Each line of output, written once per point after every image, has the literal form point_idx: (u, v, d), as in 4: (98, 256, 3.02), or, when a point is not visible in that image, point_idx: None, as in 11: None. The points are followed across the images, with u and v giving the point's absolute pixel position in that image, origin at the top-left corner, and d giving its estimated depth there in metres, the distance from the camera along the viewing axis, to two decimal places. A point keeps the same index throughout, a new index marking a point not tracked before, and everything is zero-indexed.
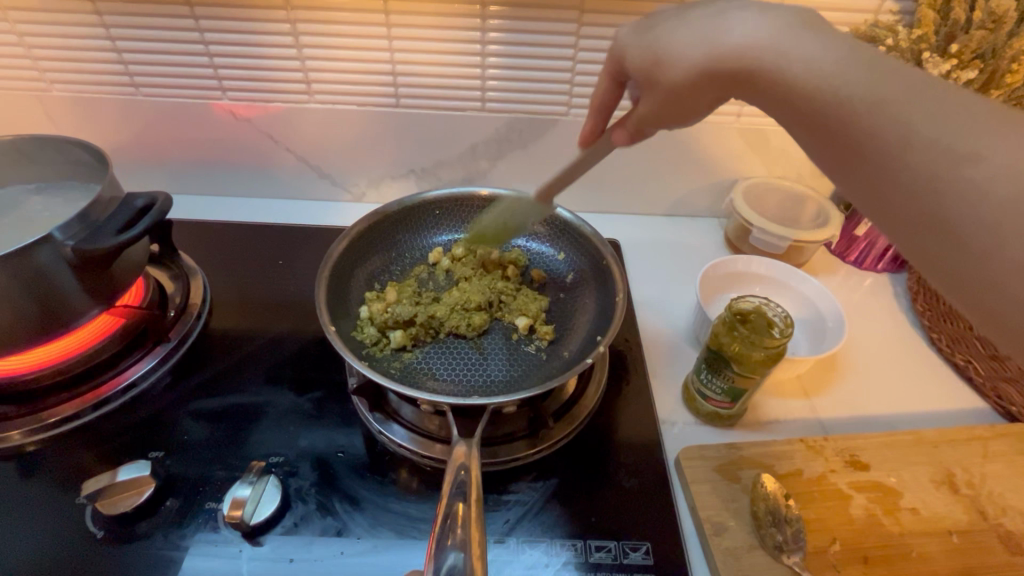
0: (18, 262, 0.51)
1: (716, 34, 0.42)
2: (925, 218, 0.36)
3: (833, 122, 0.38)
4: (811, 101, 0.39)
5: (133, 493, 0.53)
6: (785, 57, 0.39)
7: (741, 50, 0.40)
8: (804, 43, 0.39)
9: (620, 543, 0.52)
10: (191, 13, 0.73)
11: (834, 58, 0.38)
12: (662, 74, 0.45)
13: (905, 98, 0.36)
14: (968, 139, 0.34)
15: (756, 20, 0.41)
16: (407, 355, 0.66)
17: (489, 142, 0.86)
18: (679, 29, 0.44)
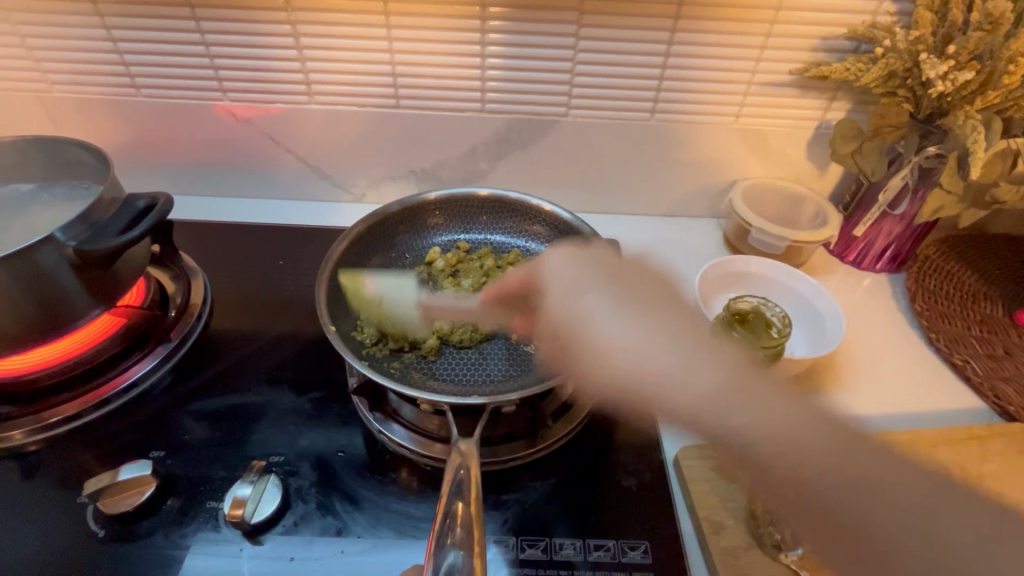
0: (20, 262, 0.51)
1: (617, 318, 0.56)
2: (828, 524, 0.36)
3: (752, 478, 0.41)
4: (740, 452, 0.41)
5: (134, 492, 0.53)
6: (697, 392, 0.46)
7: (655, 386, 0.50)
8: (672, 366, 0.49)
9: (618, 542, 0.53)
10: (192, 14, 0.73)
11: (716, 390, 0.45)
12: (574, 364, 0.61)
13: (760, 418, 0.41)
14: (806, 456, 0.38)
15: (699, 378, 0.47)
16: (407, 356, 0.67)
17: (489, 143, 0.86)
18: (594, 304, 0.59)
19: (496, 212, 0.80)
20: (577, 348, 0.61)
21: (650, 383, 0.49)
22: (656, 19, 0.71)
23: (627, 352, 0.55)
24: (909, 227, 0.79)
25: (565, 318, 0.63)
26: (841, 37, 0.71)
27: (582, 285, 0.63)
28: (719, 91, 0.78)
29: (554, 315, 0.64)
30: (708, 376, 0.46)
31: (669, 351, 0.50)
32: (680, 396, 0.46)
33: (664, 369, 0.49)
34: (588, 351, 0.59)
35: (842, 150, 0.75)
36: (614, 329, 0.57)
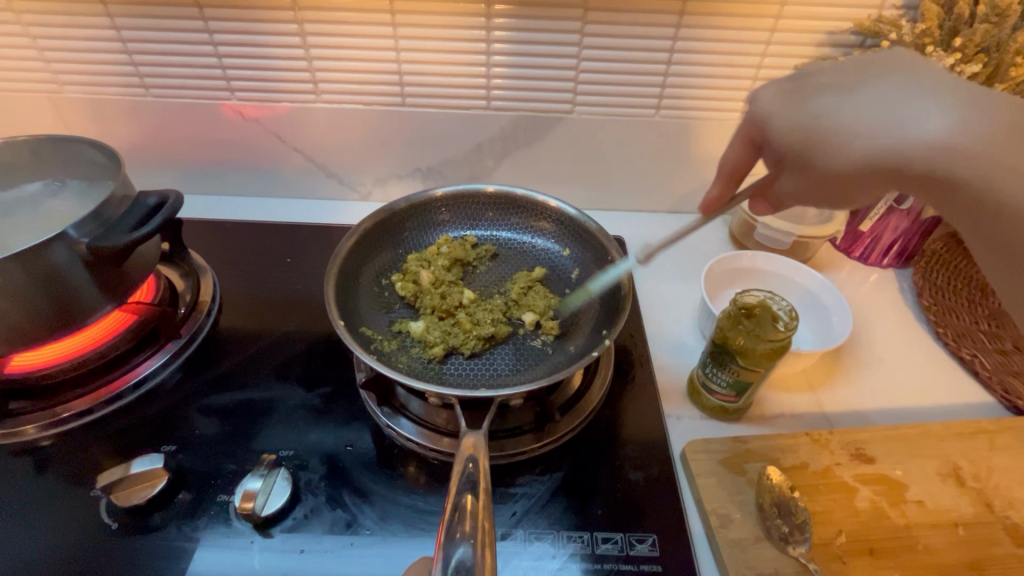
0: (33, 258, 0.52)
1: (905, 100, 0.38)
2: (1005, 268, 0.38)
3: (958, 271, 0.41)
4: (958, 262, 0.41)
5: (146, 485, 0.54)
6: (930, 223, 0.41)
7: (893, 140, 0.38)
8: (960, 125, 0.35)
9: (626, 535, 0.53)
10: (200, 15, 0.74)
11: (976, 143, 0.36)
12: (811, 163, 0.43)
13: (1002, 257, 0.39)
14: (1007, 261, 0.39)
15: (914, 198, 0.41)
16: (414, 351, 0.67)
17: (494, 141, 0.86)
18: (855, 106, 0.39)
19: (503, 208, 0.81)
20: (827, 141, 0.41)
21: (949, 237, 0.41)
22: (660, 15, 0.72)
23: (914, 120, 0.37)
24: (916, 222, 0.79)
25: (792, 122, 0.43)
26: (846, 32, 0.71)
27: (803, 94, 0.43)
28: (724, 87, 0.78)
29: (790, 121, 0.43)
30: (936, 190, 0.39)
31: (954, 118, 0.36)
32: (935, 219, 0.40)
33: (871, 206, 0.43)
34: (824, 143, 0.41)
35: None
36: (886, 114, 0.38)
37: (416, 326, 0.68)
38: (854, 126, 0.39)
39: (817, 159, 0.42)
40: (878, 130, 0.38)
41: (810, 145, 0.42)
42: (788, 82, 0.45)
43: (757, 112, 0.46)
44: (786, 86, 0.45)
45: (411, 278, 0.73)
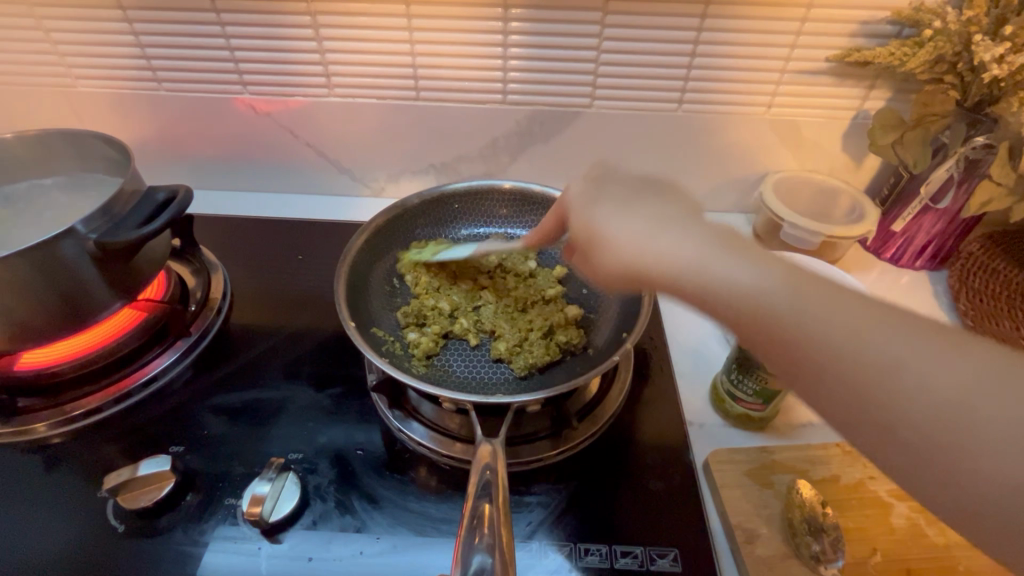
0: (43, 254, 0.51)
1: (659, 229, 0.41)
2: (861, 397, 0.32)
3: (769, 335, 0.35)
4: (771, 331, 0.35)
5: (156, 487, 0.53)
6: (746, 286, 0.35)
7: (692, 277, 0.38)
8: (729, 265, 0.37)
9: (646, 549, 0.50)
10: (212, 7, 0.72)
11: (783, 295, 0.34)
12: (597, 261, 0.46)
13: (872, 328, 0.32)
14: (809, 299, 0.34)
15: (887, 335, 0.32)
16: (440, 361, 0.65)
17: (510, 136, 0.84)
18: (626, 228, 0.43)
19: (518, 204, 0.78)
20: (617, 256, 0.44)
21: (798, 327, 0.33)
22: (686, 6, 0.69)
23: (706, 262, 0.37)
24: (954, 222, 0.75)
25: (586, 224, 0.47)
26: (883, 21, 0.67)
27: (598, 197, 0.47)
28: (751, 79, 0.75)
29: (582, 220, 0.48)
30: (959, 369, 0.30)
31: (763, 258, 0.37)
32: (741, 286, 0.36)
33: (864, 344, 0.32)
34: (613, 257, 0.44)
35: (881, 142, 0.72)
36: (656, 246, 0.41)
37: (449, 360, 0.65)
38: (682, 262, 0.39)
39: (601, 261, 0.46)
40: (645, 256, 0.41)
41: (595, 245, 0.46)
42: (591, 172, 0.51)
43: (569, 203, 0.52)
44: (601, 173, 0.50)
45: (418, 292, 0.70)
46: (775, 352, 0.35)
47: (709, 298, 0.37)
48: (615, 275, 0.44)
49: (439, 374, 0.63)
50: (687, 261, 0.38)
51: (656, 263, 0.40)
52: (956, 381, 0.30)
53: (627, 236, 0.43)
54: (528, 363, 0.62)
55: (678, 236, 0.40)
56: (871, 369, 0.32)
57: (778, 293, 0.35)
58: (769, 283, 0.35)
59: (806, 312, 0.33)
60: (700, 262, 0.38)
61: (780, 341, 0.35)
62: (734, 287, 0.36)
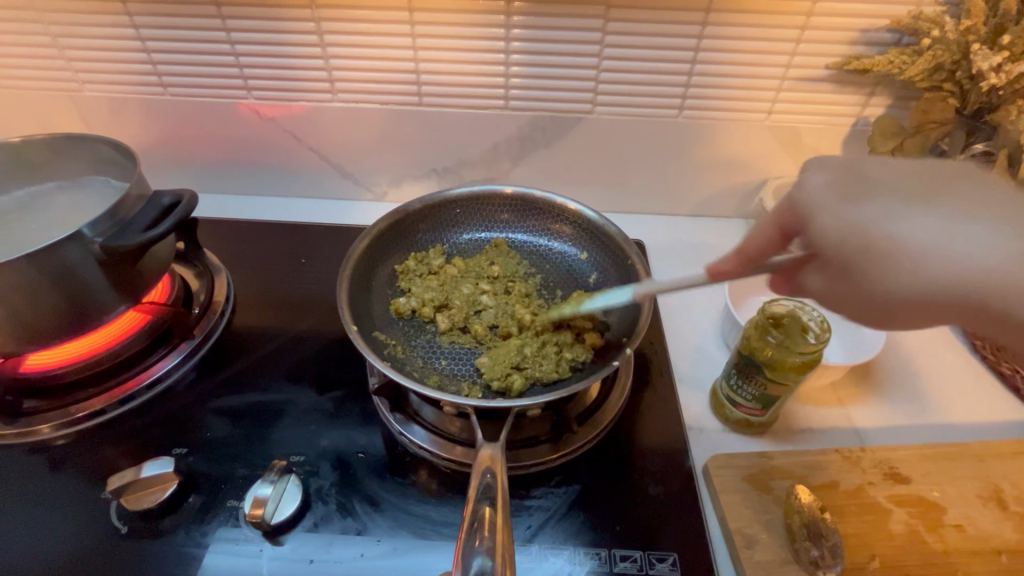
0: (48, 257, 0.52)
1: (954, 231, 0.39)
2: (998, 295, 0.38)
3: (888, 282, 0.42)
4: (893, 289, 0.42)
5: (158, 489, 0.53)
6: (921, 248, 0.39)
7: (949, 266, 0.39)
8: (921, 226, 0.40)
9: (646, 554, 0.51)
10: (219, 13, 0.73)
11: (957, 242, 0.39)
12: (864, 272, 0.42)
13: (969, 239, 0.38)
14: (956, 218, 0.39)
15: (973, 234, 0.38)
16: (441, 366, 0.65)
17: (512, 141, 0.84)
18: (923, 229, 0.39)
19: (519, 209, 0.79)
20: (881, 249, 0.41)
21: (930, 267, 0.39)
22: (686, 14, 0.69)
23: (903, 231, 0.40)
24: None
25: (843, 228, 0.42)
26: (882, 30, 0.68)
27: (844, 198, 0.43)
28: (751, 86, 0.75)
29: (836, 222, 0.43)
30: (1021, 259, 0.37)
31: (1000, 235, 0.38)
32: (905, 251, 0.40)
33: (925, 254, 0.39)
34: (897, 259, 0.40)
35: (882, 149, 0.72)
36: (891, 239, 0.40)
37: (451, 366, 0.65)
38: (918, 249, 0.40)
39: (873, 275, 0.42)
40: (933, 255, 0.39)
41: (814, 217, 0.44)
42: (839, 169, 0.44)
43: (797, 203, 0.46)
44: (836, 181, 0.44)
45: (418, 297, 0.70)
46: (895, 310, 0.43)
47: (867, 251, 0.42)
48: (831, 244, 0.43)
49: (443, 379, 0.63)
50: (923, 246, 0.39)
51: (951, 264, 0.39)
52: (999, 264, 0.37)
53: (931, 245, 0.39)
54: (530, 373, 0.63)
55: (886, 211, 0.41)
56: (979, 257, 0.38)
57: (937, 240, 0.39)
58: (988, 250, 0.38)
59: (952, 249, 0.39)
60: (865, 223, 0.41)
61: (946, 292, 0.39)
62: (892, 245, 0.41)
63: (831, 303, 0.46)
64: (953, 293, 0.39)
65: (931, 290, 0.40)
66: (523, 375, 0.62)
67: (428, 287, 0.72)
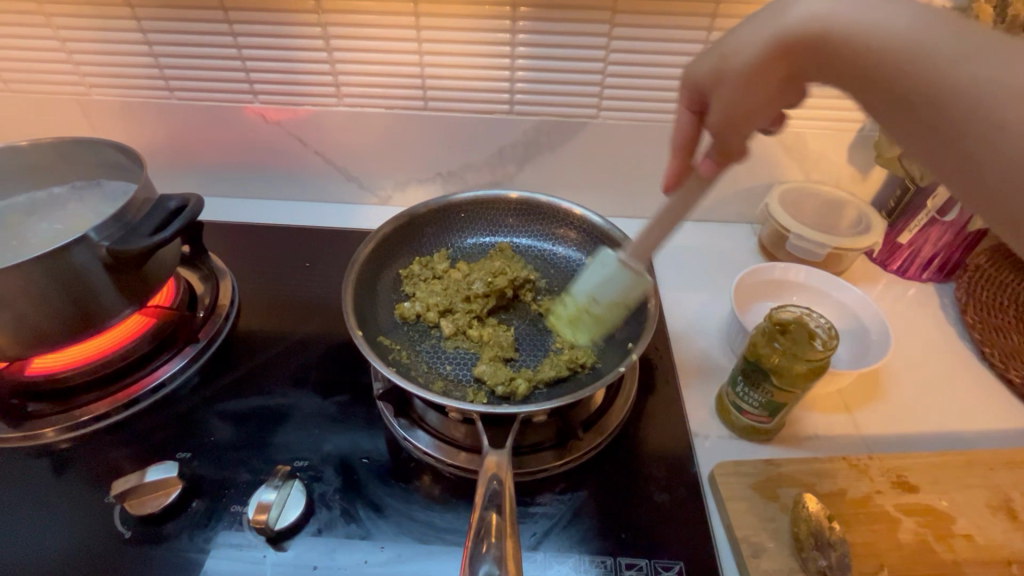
0: (55, 261, 0.52)
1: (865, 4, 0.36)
2: (952, 132, 0.34)
3: (821, 55, 0.38)
4: (932, 96, 0.34)
5: (161, 493, 0.53)
6: (892, 31, 0.35)
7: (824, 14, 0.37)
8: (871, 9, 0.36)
9: (651, 562, 0.50)
10: (226, 17, 0.74)
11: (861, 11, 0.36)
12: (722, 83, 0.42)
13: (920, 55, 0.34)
14: (934, 28, 0.34)
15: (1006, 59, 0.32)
16: (445, 371, 0.65)
17: (517, 145, 0.84)
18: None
19: (524, 214, 0.79)
20: (733, 45, 0.41)
21: (940, 67, 0.33)
22: (692, 19, 0.69)
23: (876, 22, 0.36)
24: (960, 235, 0.75)
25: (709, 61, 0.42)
26: None
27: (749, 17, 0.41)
28: None
29: (701, 68, 0.44)
30: (929, 24, 0.34)
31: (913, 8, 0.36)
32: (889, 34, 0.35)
33: (969, 65, 0.33)
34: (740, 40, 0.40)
35: (887, 154, 0.76)
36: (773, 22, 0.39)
37: (457, 371, 0.65)
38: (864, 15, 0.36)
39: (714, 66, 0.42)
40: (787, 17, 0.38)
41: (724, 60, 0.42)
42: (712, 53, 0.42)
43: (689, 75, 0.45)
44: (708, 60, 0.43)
45: (422, 301, 0.70)
46: (865, 79, 0.37)
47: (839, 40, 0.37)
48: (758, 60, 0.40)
49: (449, 384, 0.63)
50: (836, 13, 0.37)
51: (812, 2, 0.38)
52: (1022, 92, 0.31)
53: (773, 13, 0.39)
54: (535, 377, 0.62)
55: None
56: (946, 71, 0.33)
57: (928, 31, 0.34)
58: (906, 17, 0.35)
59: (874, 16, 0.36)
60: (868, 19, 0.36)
61: (898, 86, 0.36)
62: (835, 14, 0.37)
63: (752, 110, 0.42)
64: (891, 83, 0.36)
65: (864, 70, 0.37)
66: (528, 380, 0.62)
67: (432, 291, 0.72)
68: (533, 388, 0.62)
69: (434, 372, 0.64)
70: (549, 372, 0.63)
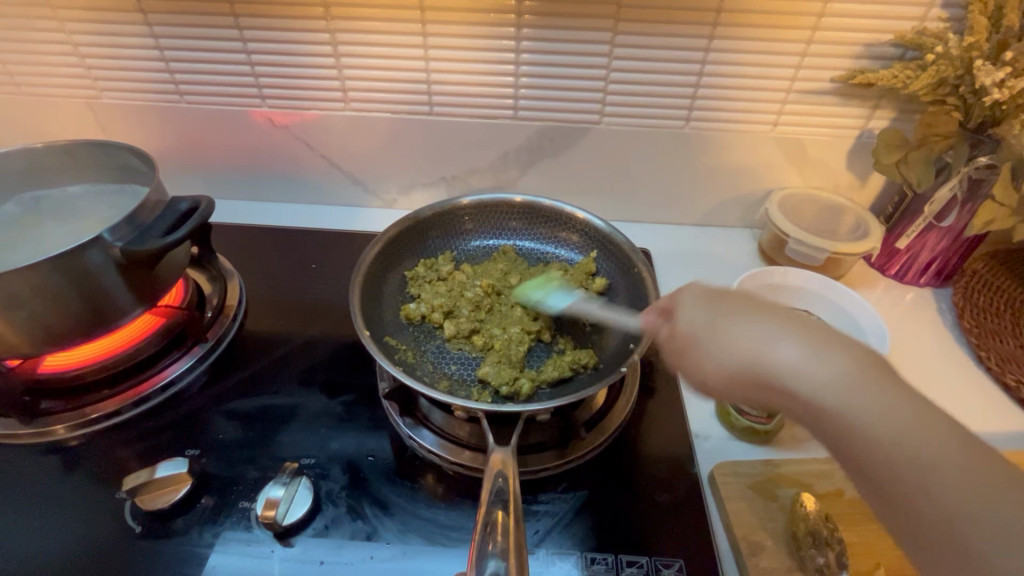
0: (69, 261, 0.53)
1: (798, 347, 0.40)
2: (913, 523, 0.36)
3: (859, 461, 0.38)
4: (886, 484, 0.37)
5: (172, 489, 0.55)
6: (875, 433, 0.37)
7: (764, 367, 0.41)
8: (871, 399, 0.37)
9: (652, 559, 0.51)
10: (236, 23, 0.75)
11: (848, 394, 0.38)
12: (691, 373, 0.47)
13: (926, 451, 0.35)
14: (935, 452, 0.36)
15: (959, 469, 0.35)
16: (449, 371, 0.66)
17: (521, 150, 0.86)
18: (739, 334, 0.43)
19: (528, 217, 0.80)
20: (694, 355, 0.46)
21: (892, 438, 0.36)
22: (693, 27, 0.71)
23: (797, 370, 0.40)
24: (957, 240, 0.77)
25: (689, 333, 0.46)
26: (886, 44, 0.69)
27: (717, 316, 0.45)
28: (757, 98, 0.77)
29: (689, 327, 0.46)
30: (892, 417, 0.37)
31: (843, 364, 0.39)
32: (865, 423, 0.37)
33: (932, 471, 0.35)
34: (703, 354, 0.45)
35: (886, 160, 0.73)
36: (754, 346, 0.42)
37: (462, 371, 0.66)
38: (817, 385, 0.39)
39: (694, 362, 0.46)
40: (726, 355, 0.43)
41: (690, 349, 0.46)
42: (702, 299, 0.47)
43: (677, 304, 0.49)
44: (708, 291, 0.48)
45: (427, 303, 0.71)
46: (845, 451, 0.38)
47: (879, 468, 0.37)
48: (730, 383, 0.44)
49: (454, 384, 0.64)
50: (784, 361, 0.40)
51: (726, 359, 0.43)
52: (956, 501, 0.34)
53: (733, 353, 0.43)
54: (539, 378, 0.63)
55: (821, 354, 0.39)
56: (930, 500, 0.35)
57: (849, 387, 0.38)
58: (809, 365, 0.39)
59: (918, 464, 0.36)
60: (820, 387, 0.39)
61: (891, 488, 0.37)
62: (791, 377, 0.40)
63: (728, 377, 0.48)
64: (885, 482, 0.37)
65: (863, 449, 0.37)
66: (532, 380, 0.63)
67: (437, 293, 0.73)
68: (537, 389, 0.63)
69: (439, 373, 0.66)
70: (554, 373, 0.64)
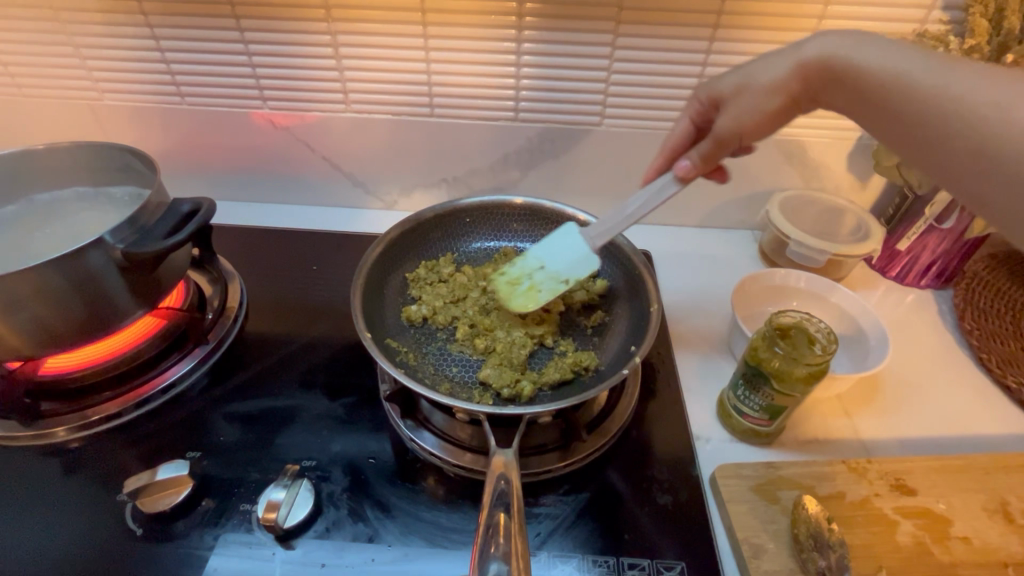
0: (70, 263, 0.53)
1: (861, 44, 0.43)
2: (978, 151, 0.37)
3: (915, 116, 0.41)
4: (927, 118, 0.40)
5: (172, 492, 0.54)
6: (914, 78, 0.40)
7: (835, 61, 0.44)
8: (893, 52, 0.42)
9: (653, 562, 0.51)
10: (237, 24, 0.75)
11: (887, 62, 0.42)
12: (746, 96, 0.51)
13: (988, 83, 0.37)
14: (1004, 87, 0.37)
15: (975, 76, 0.38)
16: (451, 373, 0.66)
17: (521, 152, 0.86)
18: (771, 63, 0.49)
19: (528, 219, 0.80)
20: (750, 83, 0.50)
21: (925, 83, 0.40)
22: (694, 29, 0.71)
23: (864, 58, 0.43)
24: (958, 243, 0.77)
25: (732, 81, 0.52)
26: None
27: (764, 57, 0.50)
28: None
29: (735, 81, 0.52)
30: (919, 61, 0.41)
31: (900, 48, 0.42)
32: (913, 78, 0.40)
33: (980, 94, 0.37)
34: (744, 83, 0.51)
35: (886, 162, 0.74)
36: (788, 64, 0.47)
37: (463, 373, 0.66)
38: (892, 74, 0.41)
39: (758, 81, 0.50)
40: (754, 75, 0.50)
41: (745, 83, 0.51)
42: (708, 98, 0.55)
43: (711, 88, 0.55)
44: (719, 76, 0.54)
45: (428, 305, 0.71)
46: (890, 115, 0.43)
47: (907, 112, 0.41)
48: (771, 103, 0.50)
49: (455, 386, 0.64)
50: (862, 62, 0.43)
51: (759, 79, 0.49)
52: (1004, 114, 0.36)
53: (753, 79, 0.50)
54: (539, 380, 0.64)
55: (865, 42, 0.43)
56: (961, 127, 0.38)
57: (884, 56, 0.42)
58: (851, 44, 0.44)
59: (986, 106, 0.37)
60: (860, 61, 0.43)
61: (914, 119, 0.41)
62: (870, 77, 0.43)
63: (748, 134, 0.52)
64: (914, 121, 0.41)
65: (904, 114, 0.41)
66: (533, 383, 0.63)
67: (438, 295, 0.73)
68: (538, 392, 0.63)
69: (440, 375, 0.66)
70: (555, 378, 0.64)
